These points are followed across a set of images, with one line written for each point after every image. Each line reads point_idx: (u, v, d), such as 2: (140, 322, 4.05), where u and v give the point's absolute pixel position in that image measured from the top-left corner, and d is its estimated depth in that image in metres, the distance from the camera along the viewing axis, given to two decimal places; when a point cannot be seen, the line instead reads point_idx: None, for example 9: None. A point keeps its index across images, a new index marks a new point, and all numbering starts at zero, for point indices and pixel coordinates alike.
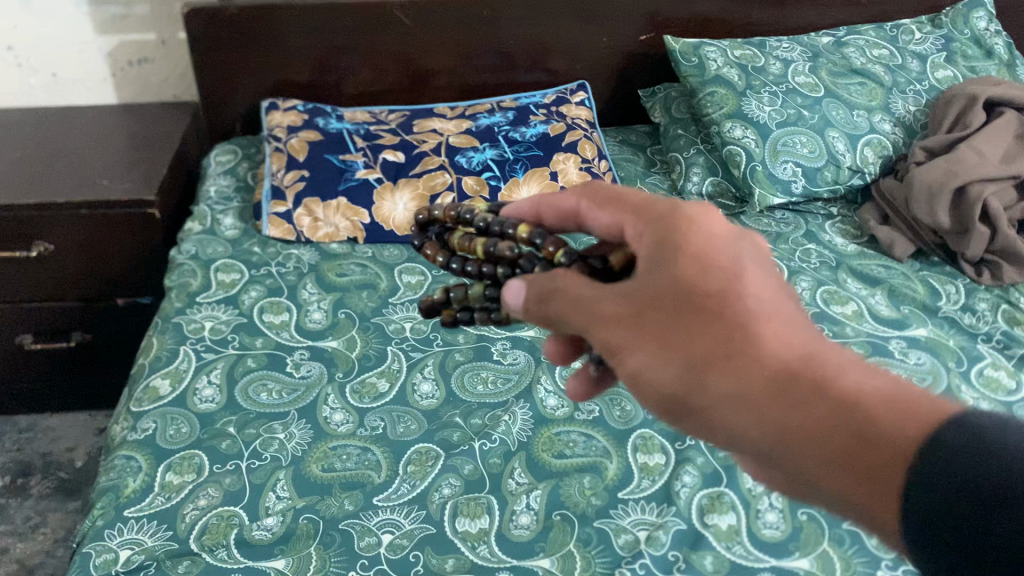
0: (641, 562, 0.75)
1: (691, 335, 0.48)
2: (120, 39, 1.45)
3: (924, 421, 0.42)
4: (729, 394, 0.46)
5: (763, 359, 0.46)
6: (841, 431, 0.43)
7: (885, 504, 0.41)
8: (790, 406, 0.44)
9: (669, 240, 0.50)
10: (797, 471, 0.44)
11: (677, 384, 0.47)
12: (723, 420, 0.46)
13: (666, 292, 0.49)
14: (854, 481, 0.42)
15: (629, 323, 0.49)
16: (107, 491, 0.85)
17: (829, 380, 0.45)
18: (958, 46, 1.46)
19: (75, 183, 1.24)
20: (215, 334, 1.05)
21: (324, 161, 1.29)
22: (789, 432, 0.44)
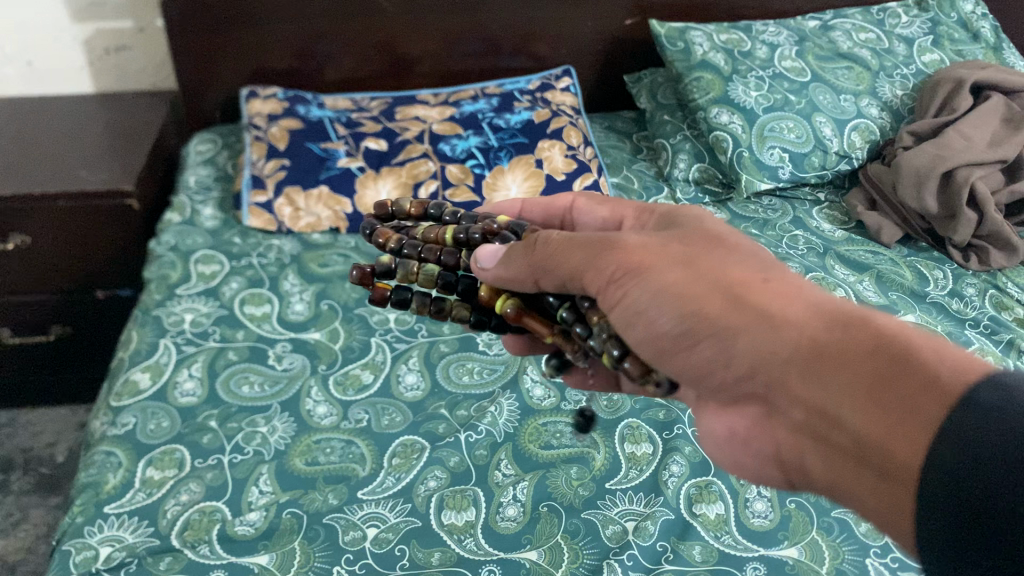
0: (630, 553, 0.75)
1: (731, 277, 0.53)
2: (96, 27, 1.42)
3: (966, 368, 0.43)
4: (766, 325, 0.50)
5: (806, 305, 0.50)
6: (876, 358, 0.45)
7: (904, 436, 0.42)
8: (830, 338, 0.47)
9: (673, 222, 0.61)
10: (818, 397, 0.47)
11: (706, 312, 0.51)
12: (755, 350, 0.50)
13: (693, 239, 0.57)
14: (876, 410, 0.44)
15: (662, 258, 0.54)
16: (86, 487, 0.83)
17: (871, 321, 0.47)
18: (945, 29, 1.45)
19: (52, 174, 1.21)
20: (196, 326, 1.03)
21: (304, 150, 1.26)
22: (823, 357, 0.47)
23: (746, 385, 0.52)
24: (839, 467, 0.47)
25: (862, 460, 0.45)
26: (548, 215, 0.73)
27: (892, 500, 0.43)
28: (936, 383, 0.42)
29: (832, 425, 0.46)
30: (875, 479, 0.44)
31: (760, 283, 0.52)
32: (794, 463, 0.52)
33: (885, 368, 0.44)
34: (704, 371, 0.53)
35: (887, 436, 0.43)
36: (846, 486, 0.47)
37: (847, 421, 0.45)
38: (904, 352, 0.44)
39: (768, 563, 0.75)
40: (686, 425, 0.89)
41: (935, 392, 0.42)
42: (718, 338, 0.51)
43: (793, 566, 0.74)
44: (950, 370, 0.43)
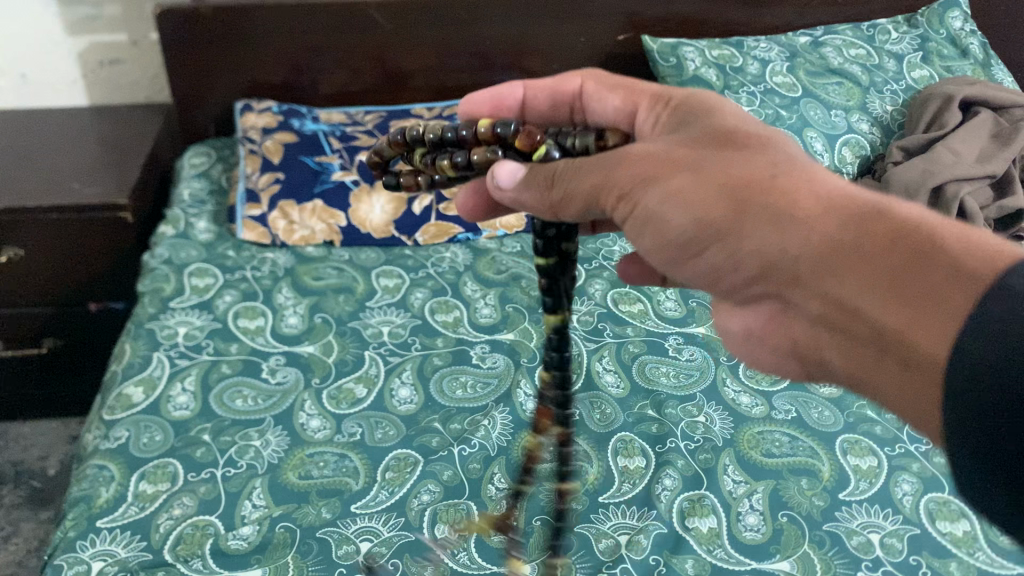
0: (623, 567, 0.75)
1: (739, 176, 0.49)
2: (90, 40, 1.43)
3: (999, 256, 0.40)
4: (771, 224, 0.47)
5: (819, 198, 0.46)
6: (894, 249, 0.42)
7: (925, 329, 0.39)
8: (846, 234, 0.44)
9: (688, 122, 0.56)
10: (834, 291, 0.44)
11: (711, 219, 0.49)
12: (765, 248, 0.47)
13: (706, 143, 0.53)
14: (893, 303, 0.41)
15: (661, 164, 0.51)
16: (78, 502, 0.83)
17: (890, 211, 0.44)
18: (934, 45, 1.47)
19: (46, 186, 1.21)
20: (189, 340, 1.03)
21: (300, 163, 1.28)
22: (838, 255, 0.44)
23: (760, 285, 0.49)
24: (856, 360, 0.45)
25: (880, 353, 0.43)
26: (555, 105, 0.65)
27: (910, 397, 0.41)
28: (962, 273, 0.39)
29: (850, 317, 0.43)
30: (897, 373, 0.42)
31: (767, 183, 0.48)
32: (812, 358, 0.50)
33: (906, 261, 0.41)
34: (718, 273, 0.51)
35: (906, 328, 0.40)
36: (863, 377, 0.45)
37: (864, 312, 0.43)
38: (925, 241, 0.41)
39: None
40: (679, 438, 0.90)
41: (963, 281, 0.39)
42: (725, 243, 0.49)
43: None
44: (980, 261, 0.39)
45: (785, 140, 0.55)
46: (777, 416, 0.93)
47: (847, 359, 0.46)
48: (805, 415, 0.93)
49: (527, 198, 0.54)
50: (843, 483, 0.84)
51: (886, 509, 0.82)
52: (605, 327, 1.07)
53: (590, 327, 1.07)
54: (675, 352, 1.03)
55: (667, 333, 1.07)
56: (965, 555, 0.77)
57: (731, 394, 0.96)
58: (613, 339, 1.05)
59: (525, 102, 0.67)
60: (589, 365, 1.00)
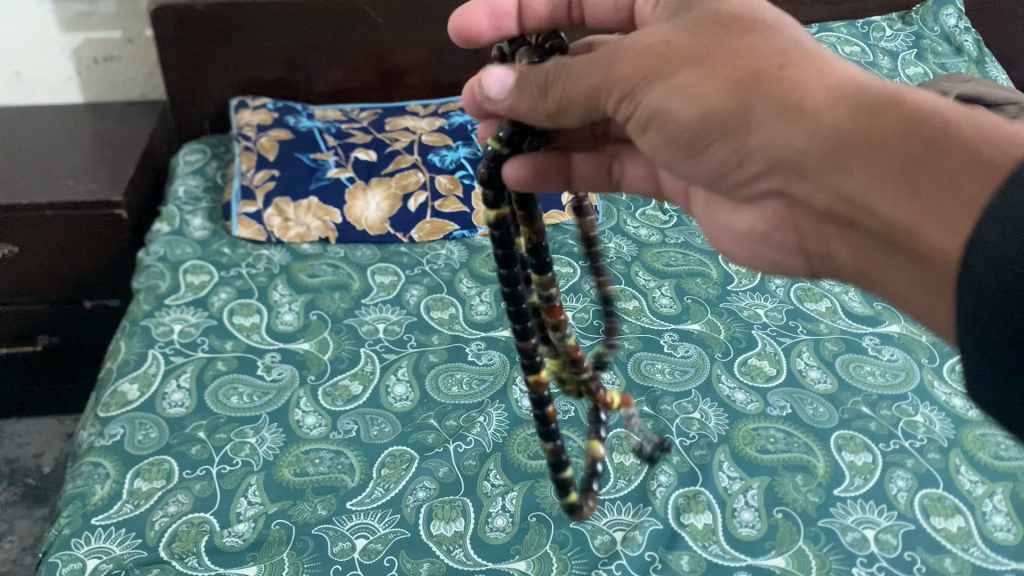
0: (618, 564, 0.75)
1: (750, 62, 0.46)
2: (85, 37, 1.42)
3: (1016, 144, 0.38)
4: (783, 115, 0.45)
5: (831, 89, 0.44)
6: (908, 141, 0.40)
7: (938, 223, 0.38)
8: (858, 126, 0.42)
9: (693, 1, 0.53)
10: (846, 184, 0.43)
11: (716, 114, 0.47)
12: (774, 144, 0.45)
13: (716, 25, 0.49)
14: (907, 196, 0.40)
15: (668, 60, 0.48)
16: (73, 499, 0.83)
17: (903, 98, 0.42)
18: (929, 43, 1.48)
19: (40, 183, 1.21)
20: (184, 337, 1.03)
21: (294, 160, 1.27)
22: (849, 148, 0.42)
23: (763, 180, 0.49)
24: (869, 252, 0.45)
25: (892, 245, 0.42)
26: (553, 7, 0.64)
27: (929, 285, 0.41)
28: (979, 164, 0.38)
29: (859, 211, 0.43)
30: (910, 266, 0.42)
31: (775, 73, 0.46)
32: (819, 251, 0.50)
33: (921, 151, 0.39)
34: (722, 169, 0.50)
35: (918, 222, 0.39)
36: (876, 266, 0.45)
37: (875, 207, 0.41)
38: (940, 128, 0.39)
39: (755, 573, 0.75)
40: (675, 435, 0.90)
41: (979, 173, 0.37)
42: (732, 137, 0.47)
43: None
44: (996, 149, 0.38)
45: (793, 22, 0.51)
46: (772, 412, 0.93)
47: (856, 245, 0.46)
48: (800, 412, 0.93)
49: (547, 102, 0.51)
50: (839, 479, 0.84)
51: (881, 505, 0.82)
52: (600, 324, 1.07)
53: (586, 324, 1.08)
54: (671, 348, 1.03)
55: (662, 329, 1.07)
56: (959, 551, 0.77)
57: (726, 390, 0.96)
58: (608, 336, 1.05)
59: (523, 7, 0.64)
60: None
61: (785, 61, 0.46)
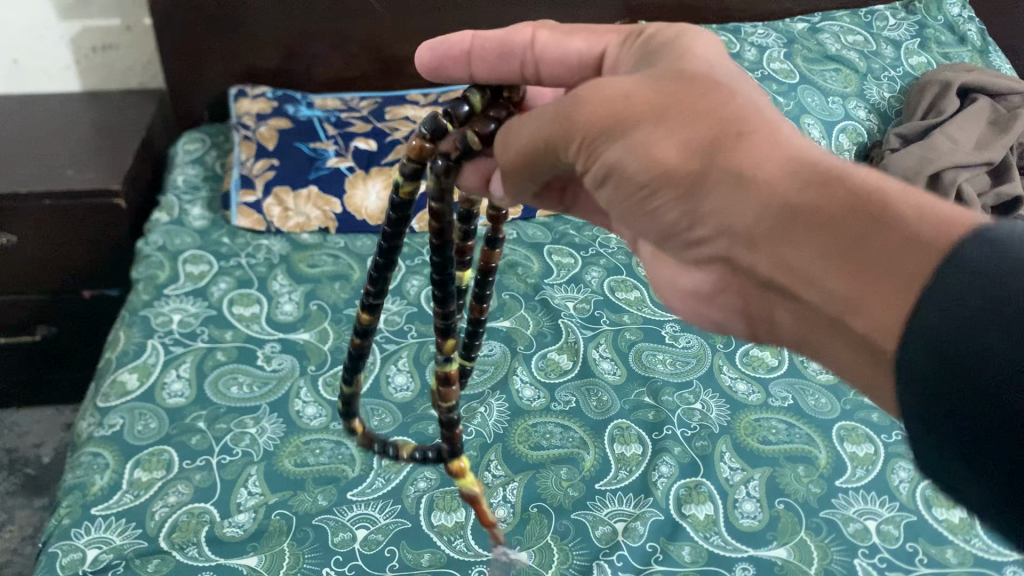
0: (619, 554, 0.75)
1: (704, 124, 0.43)
2: (83, 25, 1.41)
3: (964, 222, 0.35)
4: (730, 187, 0.41)
5: (780, 159, 0.40)
6: (854, 214, 0.37)
7: (888, 307, 0.35)
8: (802, 195, 0.39)
9: (654, 53, 0.50)
10: (789, 261, 0.39)
11: (662, 169, 0.44)
12: (721, 214, 0.42)
13: (672, 84, 0.46)
14: (855, 276, 0.36)
15: (627, 112, 0.45)
16: (73, 489, 0.83)
17: (848, 173, 0.39)
18: (932, 32, 1.47)
19: (38, 173, 1.21)
20: (183, 327, 1.02)
21: (294, 150, 1.27)
22: (790, 220, 0.39)
23: (711, 244, 0.43)
24: (809, 330, 0.41)
25: (835, 325, 0.38)
26: (505, 56, 0.52)
27: (874, 373, 0.37)
28: (920, 240, 0.35)
29: (799, 286, 0.39)
30: (855, 347, 0.38)
31: (729, 139, 0.42)
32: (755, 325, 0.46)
33: (866, 230, 0.36)
34: (671, 228, 0.45)
35: (862, 301, 0.36)
36: (822, 345, 0.41)
37: (819, 283, 0.38)
38: (883, 203, 0.37)
39: (757, 564, 0.75)
40: (675, 426, 0.89)
41: (920, 249, 0.35)
42: (678, 193, 0.43)
43: (782, 567, 0.75)
44: (937, 225, 0.35)
45: (752, 87, 0.50)
46: (774, 403, 0.93)
47: (790, 325, 0.42)
48: (802, 403, 0.93)
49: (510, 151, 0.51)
50: (840, 470, 0.84)
51: (883, 497, 0.82)
52: (602, 314, 1.07)
53: (586, 314, 1.07)
54: (672, 339, 1.03)
55: (664, 320, 1.07)
56: (960, 542, 0.77)
57: (728, 381, 0.96)
58: (609, 326, 1.05)
59: (472, 54, 0.53)
60: (586, 352, 1.00)
61: (741, 127, 0.43)
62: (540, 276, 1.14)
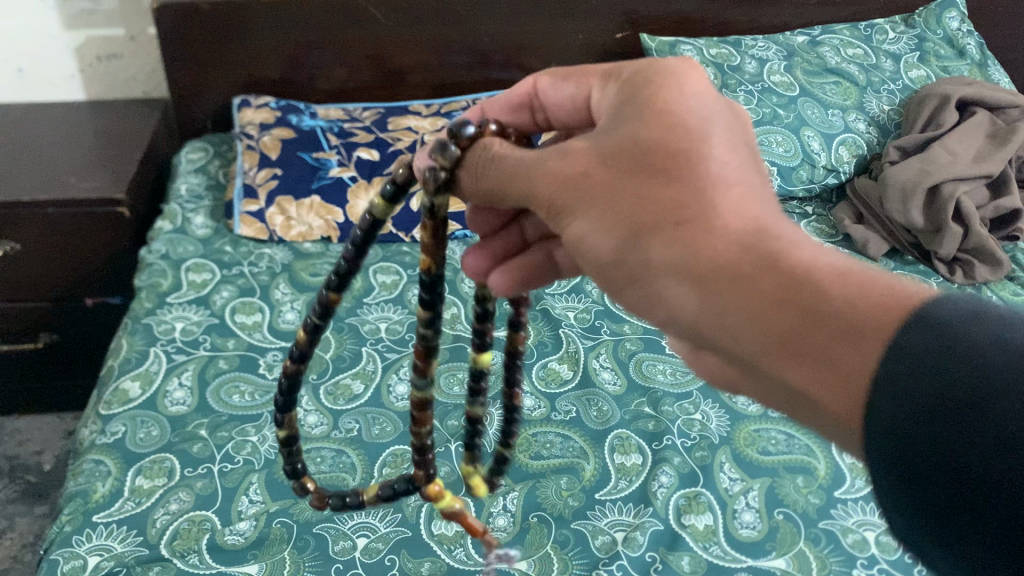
0: (619, 563, 0.75)
1: (647, 206, 0.46)
2: (87, 35, 1.42)
3: (886, 303, 0.38)
4: (672, 277, 0.45)
5: (728, 243, 0.44)
6: (786, 309, 0.40)
7: (827, 393, 0.38)
8: (737, 287, 0.43)
9: (629, 101, 0.50)
10: (740, 349, 0.43)
11: (620, 253, 0.48)
12: (672, 300, 0.46)
13: (626, 157, 0.47)
14: (797, 366, 0.40)
15: (590, 190, 0.48)
16: (74, 496, 0.83)
17: (785, 257, 0.42)
18: (931, 46, 1.48)
19: (41, 181, 1.21)
20: (186, 335, 1.03)
21: (297, 160, 1.27)
22: (733, 311, 0.43)
23: (672, 330, 0.49)
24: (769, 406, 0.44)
25: (790, 409, 0.42)
26: (513, 108, 0.58)
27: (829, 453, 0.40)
28: (853, 332, 0.38)
29: (750, 369, 0.43)
30: (811, 423, 0.41)
31: (670, 229, 0.46)
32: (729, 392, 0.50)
33: (798, 321, 0.40)
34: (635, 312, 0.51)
35: (814, 393, 0.39)
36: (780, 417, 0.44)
37: (769, 371, 0.41)
38: (813, 295, 0.40)
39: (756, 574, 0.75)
40: (675, 436, 0.90)
41: (855, 343, 0.38)
42: (640, 287, 0.48)
43: None
44: (864, 314, 0.38)
45: (734, 121, 0.50)
46: (773, 414, 0.93)
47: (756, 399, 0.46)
48: None
49: (482, 186, 0.52)
50: (839, 481, 0.85)
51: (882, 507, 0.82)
52: (602, 325, 1.08)
53: (587, 324, 1.08)
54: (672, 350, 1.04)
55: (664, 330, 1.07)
56: None
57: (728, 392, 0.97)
58: (610, 336, 1.05)
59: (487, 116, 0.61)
60: (586, 362, 1.01)
61: (684, 213, 0.46)
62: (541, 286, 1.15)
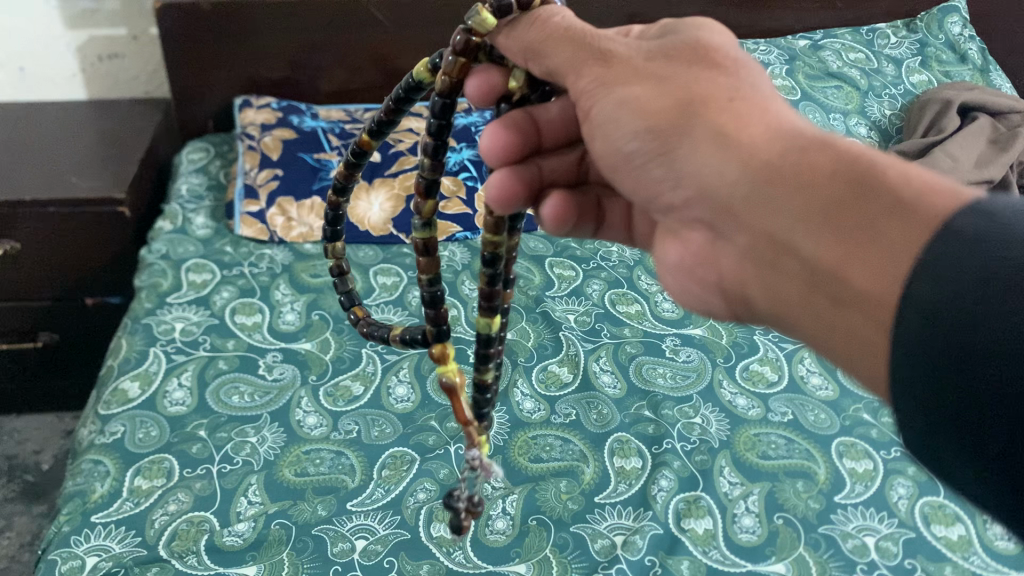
0: (618, 567, 0.75)
1: (696, 94, 0.51)
2: (89, 34, 1.42)
3: (935, 192, 0.42)
4: (715, 149, 0.50)
5: (771, 133, 0.49)
6: (836, 179, 0.45)
7: (862, 264, 0.43)
8: (783, 163, 0.47)
9: (672, 26, 0.56)
10: (775, 224, 0.48)
11: (660, 128, 0.51)
12: (710, 173, 0.50)
13: (682, 54, 0.53)
14: (833, 237, 0.44)
15: (629, 73, 0.52)
16: (73, 496, 0.83)
17: (835, 146, 0.47)
18: (933, 50, 1.48)
19: (42, 180, 1.21)
20: (186, 335, 1.03)
21: (298, 160, 1.27)
22: (780, 181, 0.47)
23: (694, 208, 0.54)
24: (783, 291, 0.49)
25: (818, 290, 0.46)
26: None
27: (839, 323, 0.45)
28: (902, 207, 0.42)
29: (784, 250, 0.48)
30: (825, 302, 0.46)
31: (724, 104, 0.51)
32: (734, 291, 0.55)
33: (843, 190, 0.44)
34: (656, 189, 0.55)
35: (849, 266, 0.43)
36: (801, 302, 0.48)
37: (799, 245, 0.46)
38: (866, 173, 0.44)
39: None
40: (675, 439, 0.90)
41: (901, 215, 0.42)
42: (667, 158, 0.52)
43: None
44: (915, 194, 0.42)
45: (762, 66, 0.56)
46: (774, 417, 0.93)
47: (769, 289, 0.51)
48: (802, 417, 0.93)
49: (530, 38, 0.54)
50: (839, 486, 0.84)
51: (881, 512, 0.82)
52: (603, 327, 1.07)
53: (587, 327, 1.08)
54: (672, 353, 1.03)
55: (664, 334, 1.07)
56: (960, 559, 0.77)
57: (728, 396, 0.97)
58: (610, 339, 1.05)
59: None
60: (587, 365, 1.00)
61: (734, 96, 0.51)
62: (541, 288, 1.15)
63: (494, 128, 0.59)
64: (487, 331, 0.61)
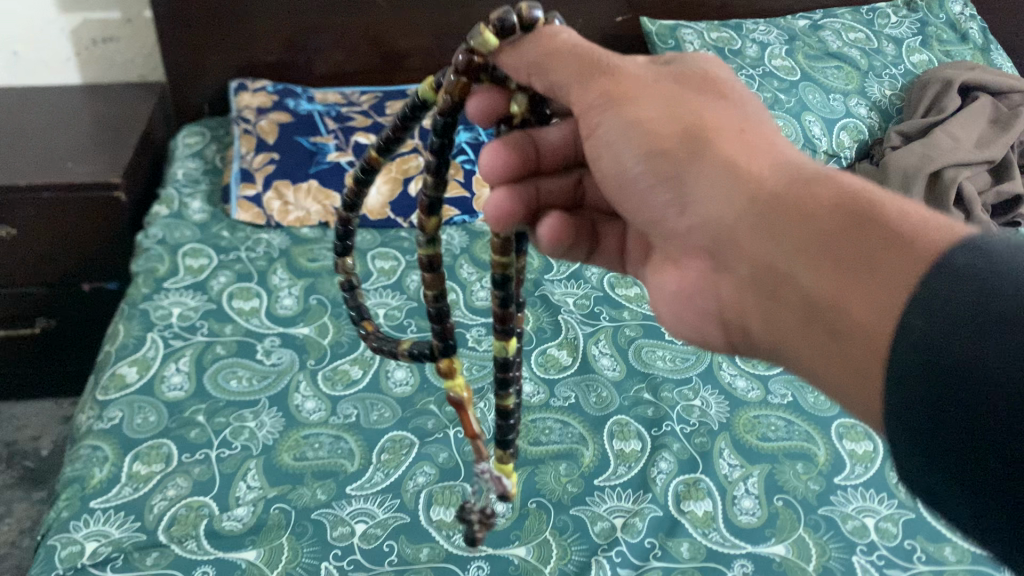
0: (618, 550, 0.75)
1: (704, 122, 0.52)
2: (83, 18, 1.41)
3: (936, 225, 0.41)
4: (717, 181, 0.50)
5: (775, 165, 0.49)
6: (836, 213, 0.44)
7: (860, 297, 0.42)
8: (785, 195, 0.47)
9: (676, 57, 0.57)
10: (773, 256, 0.47)
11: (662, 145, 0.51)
12: (711, 198, 0.50)
13: (691, 80, 0.55)
14: (834, 273, 0.43)
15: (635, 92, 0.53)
16: (72, 481, 0.82)
17: (837, 180, 0.47)
18: (934, 30, 1.47)
19: (37, 165, 1.20)
20: (183, 320, 1.02)
21: (295, 145, 1.27)
22: (780, 215, 0.47)
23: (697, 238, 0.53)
24: (782, 329, 0.48)
25: (821, 328, 0.45)
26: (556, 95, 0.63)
27: (837, 363, 0.44)
28: (900, 240, 0.41)
29: (784, 283, 0.47)
30: (826, 341, 0.44)
31: (731, 133, 0.51)
32: (735, 328, 0.53)
33: (841, 223, 0.44)
34: (658, 216, 0.54)
35: (849, 301, 0.42)
36: (803, 338, 0.47)
37: (798, 279, 0.45)
38: (866, 205, 0.44)
39: (756, 561, 0.75)
40: (675, 422, 0.90)
41: (899, 249, 0.41)
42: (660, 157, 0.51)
43: (780, 563, 0.75)
44: (914, 226, 0.42)
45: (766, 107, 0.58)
46: (773, 400, 0.93)
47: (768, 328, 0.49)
48: (801, 400, 0.93)
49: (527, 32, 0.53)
50: (839, 467, 0.84)
51: (881, 494, 0.82)
52: (601, 311, 1.07)
53: (586, 310, 1.07)
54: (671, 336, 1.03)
55: None
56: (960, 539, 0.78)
57: (727, 378, 0.96)
58: (609, 322, 1.05)
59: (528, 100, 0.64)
60: (586, 348, 1.00)
61: (742, 127, 0.52)
62: (540, 272, 1.15)
63: (496, 149, 0.58)
64: (504, 354, 0.63)
